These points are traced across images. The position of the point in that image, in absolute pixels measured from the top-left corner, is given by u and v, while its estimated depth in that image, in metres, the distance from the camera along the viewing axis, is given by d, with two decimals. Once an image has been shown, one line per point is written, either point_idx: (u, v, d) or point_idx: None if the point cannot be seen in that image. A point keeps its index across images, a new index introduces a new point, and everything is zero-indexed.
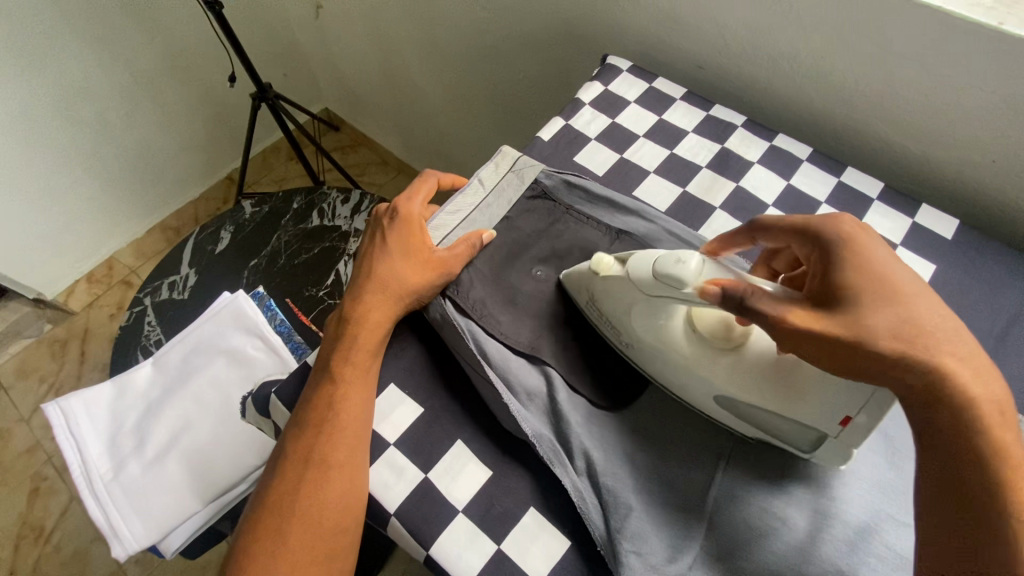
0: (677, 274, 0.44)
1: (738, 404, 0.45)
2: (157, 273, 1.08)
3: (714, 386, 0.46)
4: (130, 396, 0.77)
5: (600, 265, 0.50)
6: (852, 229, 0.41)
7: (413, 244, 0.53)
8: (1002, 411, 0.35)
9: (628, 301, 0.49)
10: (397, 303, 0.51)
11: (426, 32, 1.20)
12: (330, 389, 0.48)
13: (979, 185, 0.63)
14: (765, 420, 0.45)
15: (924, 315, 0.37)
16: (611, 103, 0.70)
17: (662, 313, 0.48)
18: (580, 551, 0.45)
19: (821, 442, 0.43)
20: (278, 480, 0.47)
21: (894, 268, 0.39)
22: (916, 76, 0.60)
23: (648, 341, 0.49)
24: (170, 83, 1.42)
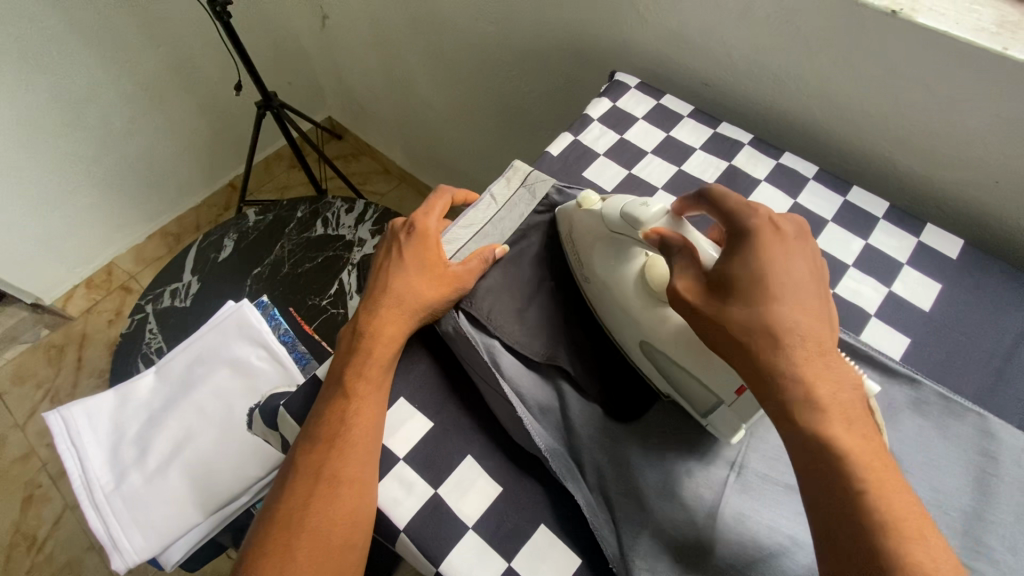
0: (637, 214, 0.47)
1: (656, 354, 0.49)
2: (159, 280, 1.08)
3: (644, 331, 0.49)
4: (133, 405, 0.76)
5: (585, 201, 0.53)
6: (765, 220, 0.42)
7: (428, 259, 0.53)
8: (855, 402, 0.38)
9: (595, 235, 0.52)
10: (409, 317, 0.51)
11: (432, 44, 1.21)
12: (343, 404, 0.48)
13: (983, 205, 0.64)
14: (678, 379, 0.48)
15: (793, 311, 0.40)
16: (619, 119, 0.71)
17: (622, 253, 0.51)
18: (591, 568, 0.44)
19: (717, 408, 0.46)
20: (288, 495, 0.46)
21: (782, 265, 0.41)
22: (922, 98, 0.60)
23: (602, 277, 0.51)
24: (175, 90, 1.42)
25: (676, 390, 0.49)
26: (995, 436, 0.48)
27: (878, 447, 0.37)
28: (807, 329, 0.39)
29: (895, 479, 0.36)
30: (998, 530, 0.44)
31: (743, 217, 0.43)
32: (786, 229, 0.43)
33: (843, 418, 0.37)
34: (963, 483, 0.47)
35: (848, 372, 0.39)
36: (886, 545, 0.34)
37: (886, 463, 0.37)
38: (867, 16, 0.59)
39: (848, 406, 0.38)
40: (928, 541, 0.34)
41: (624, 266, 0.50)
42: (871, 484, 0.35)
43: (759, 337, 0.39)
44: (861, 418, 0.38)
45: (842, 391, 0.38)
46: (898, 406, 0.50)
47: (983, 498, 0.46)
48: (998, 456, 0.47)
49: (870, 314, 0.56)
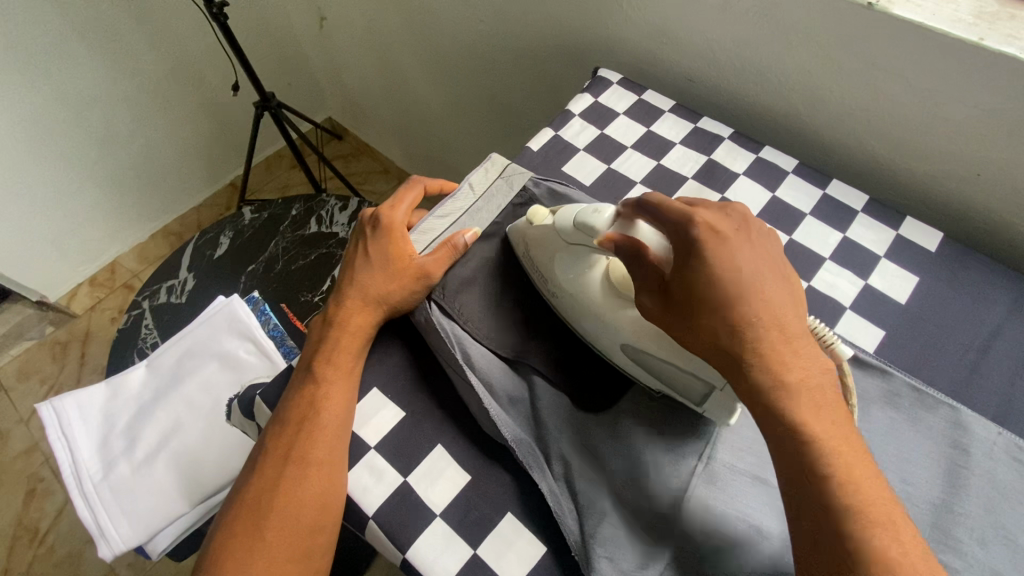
0: (592, 222, 0.48)
1: (640, 352, 0.48)
2: (156, 276, 1.10)
3: (622, 334, 0.48)
4: (123, 396, 0.78)
5: (535, 216, 0.54)
6: (703, 225, 0.42)
7: (396, 251, 0.55)
8: (821, 388, 0.39)
9: (552, 247, 0.51)
10: (377, 307, 0.53)
11: (426, 44, 1.22)
12: (312, 389, 0.49)
13: (965, 198, 0.63)
14: (667, 373, 0.47)
15: (760, 305, 0.40)
16: (600, 114, 0.71)
17: (582, 262, 0.50)
18: (555, 556, 0.45)
19: (709, 394, 0.45)
20: (256, 478, 0.47)
21: (733, 266, 0.41)
22: (900, 90, 0.60)
23: (568, 288, 0.51)
24: (176, 91, 1.45)
25: (663, 383, 0.48)
26: (967, 428, 0.48)
27: (849, 432, 0.39)
28: (774, 320, 0.40)
29: (865, 464, 0.38)
30: (968, 521, 0.44)
31: (681, 225, 0.43)
32: (725, 228, 0.42)
33: (814, 406, 0.39)
34: (934, 474, 0.46)
35: (816, 358, 0.40)
36: (856, 531, 0.35)
37: (855, 449, 0.38)
38: (844, 9, 0.58)
39: (815, 393, 0.39)
40: (899, 525, 0.36)
41: (587, 272, 0.50)
42: (842, 473, 0.37)
43: (730, 332, 0.40)
44: (831, 404, 0.39)
45: (808, 378, 0.39)
46: (872, 399, 0.50)
47: (954, 490, 0.45)
48: (970, 448, 0.47)
49: (845, 306, 0.56)
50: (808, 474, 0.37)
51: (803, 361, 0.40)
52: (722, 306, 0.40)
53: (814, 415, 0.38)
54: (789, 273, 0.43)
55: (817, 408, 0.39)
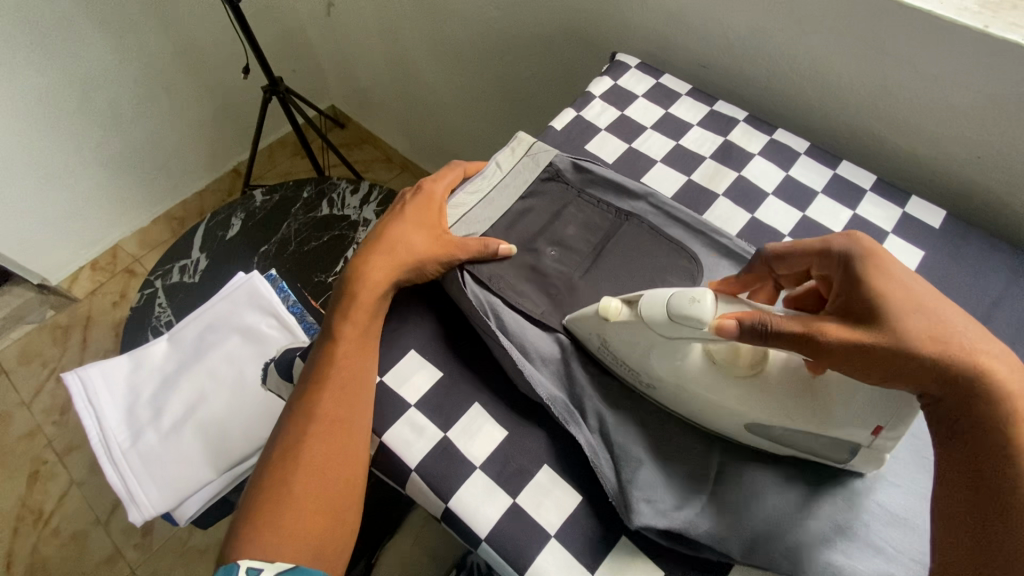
0: (696, 313, 0.43)
1: (770, 430, 0.46)
2: (168, 256, 1.10)
3: (746, 417, 0.46)
4: (146, 368, 0.79)
5: (607, 310, 0.48)
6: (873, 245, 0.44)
7: (426, 223, 0.58)
8: None
9: (642, 341, 0.47)
10: (398, 273, 0.55)
11: (436, 29, 1.23)
12: (333, 346, 0.53)
13: (966, 179, 0.67)
14: (795, 441, 0.45)
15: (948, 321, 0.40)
16: (620, 96, 0.74)
17: (676, 352, 0.47)
18: (592, 504, 0.47)
19: (857, 450, 0.44)
20: (286, 427, 0.51)
21: (917, 284, 0.41)
22: (907, 76, 0.64)
23: (669, 380, 0.48)
24: (182, 74, 1.44)
25: (800, 448, 0.46)
26: None
27: None
28: (978, 343, 0.39)
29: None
30: None
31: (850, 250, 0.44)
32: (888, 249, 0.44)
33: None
34: None
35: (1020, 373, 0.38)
36: None
37: None
38: None
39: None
40: None
41: (684, 359, 0.47)
42: None
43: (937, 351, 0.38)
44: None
45: (1019, 394, 0.37)
46: None
47: None
48: None
49: None
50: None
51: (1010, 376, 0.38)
52: (918, 319, 0.40)
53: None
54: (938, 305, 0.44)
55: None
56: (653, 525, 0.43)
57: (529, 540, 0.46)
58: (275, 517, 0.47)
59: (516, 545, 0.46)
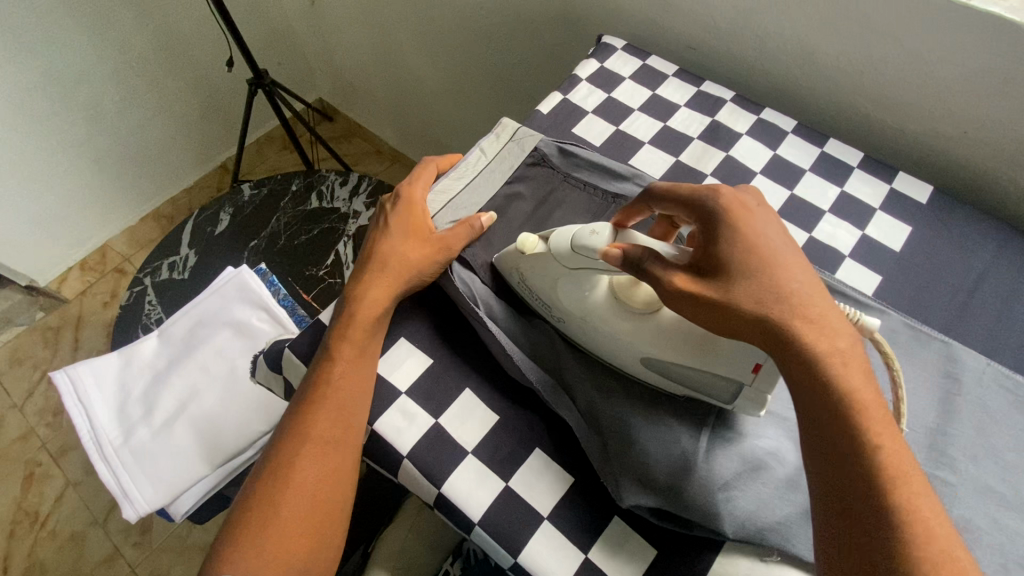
0: (590, 244, 0.46)
1: (662, 365, 0.48)
2: (157, 253, 1.09)
3: (641, 349, 0.48)
4: (137, 366, 0.78)
5: (524, 245, 0.50)
6: (729, 196, 0.43)
7: (414, 228, 0.56)
8: (857, 358, 0.39)
9: (552, 275, 0.50)
10: (391, 282, 0.54)
11: (422, 17, 1.22)
12: (329, 366, 0.50)
13: (953, 154, 0.67)
14: (684, 376, 0.47)
15: (784, 275, 0.40)
16: (607, 79, 0.73)
17: (583, 285, 0.50)
18: (584, 486, 0.48)
19: (739, 393, 0.46)
20: (276, 452, 0.49)
21: (762, 238, 0.41)
22: (892, 51, 0.63)
23: (576, 313, 0.50)
24: (166, 69, 1.42)
25: (688, 385, 0.48)
26: (959, 360, 0.51)
27: (879, 409, 0.38)
28: (811, 301, 0.40)
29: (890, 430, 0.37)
30: (961, 441, 0.48)
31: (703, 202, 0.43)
32: (750, 202, 0.43)
33: (858, 372, 0.38)
34: (931, 402, 0.50)
35: (840, 329, 0.39)
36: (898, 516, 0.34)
37: (887, 418, 0.37)
38: None
39: (850, 365, 0.38)
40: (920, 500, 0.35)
41: (591, 293, 0.50)
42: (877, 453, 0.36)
43: (771, 310, 0.39)
44: (863, 377, 0.38)
45: (842, 350, 0.38)
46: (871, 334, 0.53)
47: (949, 414, 0.49)
48: (962, 377, 0.51)
49: (844, 255, 0.59)
50: (856, 458, 0.36)
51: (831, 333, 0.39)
52: (751, 279, 0.40)
53: (855, 387, 0.38)
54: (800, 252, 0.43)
55: (854, 380, 0.38)
56: (642, 503, 0.44)
57: (521, 523, 0.46)
58: (274, 525, 0.46)
59: (508, 528, 0.46)
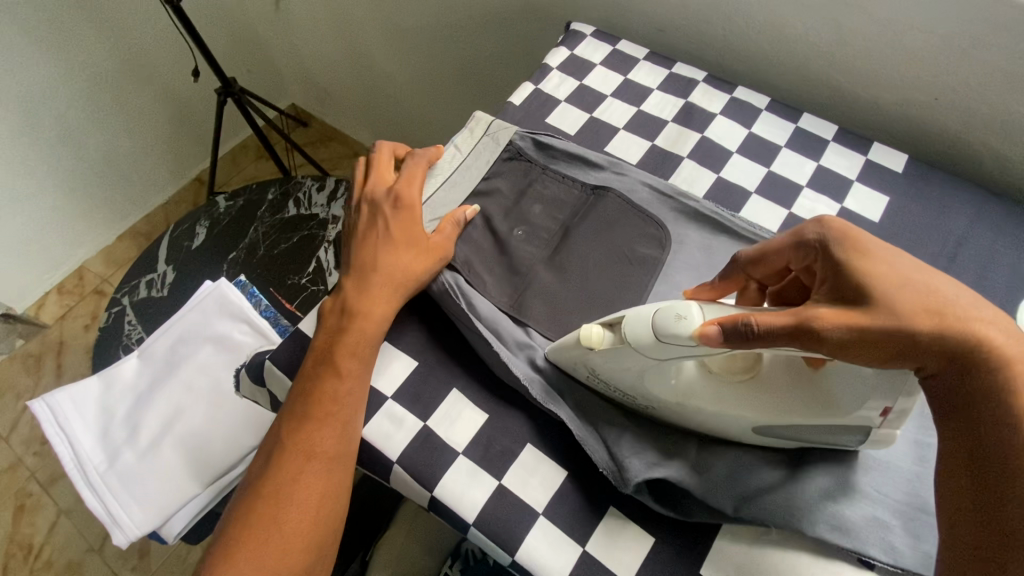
0: (679, 331, 0.40)
1: (781, 431, 0.43)
2: (133, 272, 1.07)
3: (753, 420, 0.43)
4: (118, 388, 0.77)
5: (588, 339, 0.44)
6: (838, 225, 0.41)
7: (408, 233, 0.54)
8: None
9: (635, 369, 0.44)
10: (388, 293, 0.52)
11: (388, 14, 1.19)
12: (335, 383, 0.48)
13: (925, 121, 0.67)
14: (801, 433, 0.43)
15: (948, 292, 0.37)
16: (578, 66, 0.72)
17: (669, 372, 0.44)
18: (577, 477, 0.47)
19: (868, 435, 0.42)
20: (272, 474, 0.46)
21: (903, 258, 0.38)
22: (859, 22, 0.63)
23: (671, 400, 0.45)
24: (131, 82, 1.39)
25: (804, 441, 0.44)
26: None
27: None
28: (979, 312, 0.36)
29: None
30: None
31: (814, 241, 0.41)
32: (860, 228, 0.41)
33: None
34: None
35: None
36: None
37: None
38: None
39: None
40: None
41: (676, 375, 0.45)
42: None
43: (939, 329, 0.35)
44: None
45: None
46: None
47: None
48: None
49: None
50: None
51: (1022, 345, 0.34)
52: (910, 293, 0.36)
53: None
54: None
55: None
56: (648, 476, 0.44)
57: (517, 520, 0.45)
58: (278, 546, 0.44)
59: (504, 527, 0.45)
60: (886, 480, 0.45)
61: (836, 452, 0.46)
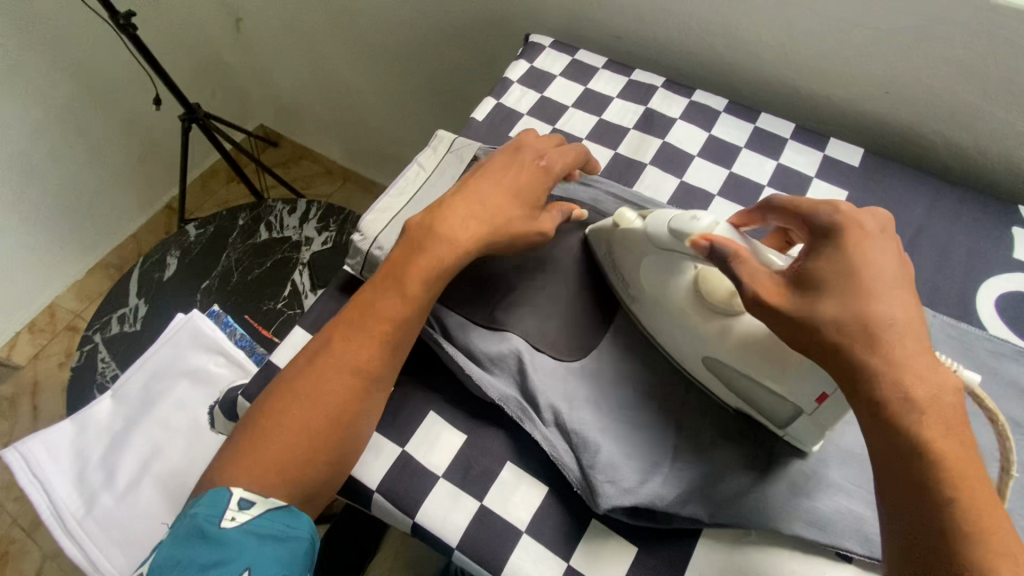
0: (687, 228, 0.44)
1: (725, 368, 0.47)
2: (104, 308, 1.05)
3: (705, 348, 0.47)
4: (92, 431, 0.75)
5: (621, 220, 0.51)
6: (849, 215, 0.40)
7: (496, 209, 0.50)
8: (953, 408, 0.35)
9: (639, 252, 0.50)
10: (488, 234, 0.49)
11: (352, 32, 1.19)
12: (397, 314, 0.47)
13: (878, 114, 0.69)
14: (748, 390, 0.46)
15: (896, 308, 0.37)
16: (538, 78, 0.73)
17: (672, 270, 0.48)
18: (559, 493, 0.47)
19: (798, 417, 0.44)
20: (305, 378, 0.45)
21: (875, 267, 0.38)
22: (808, 21, 0.65)
23: (654, 298, 0.50)
24: (92, 112, 1.36)
25: (748, 401, 0.47)
26: None
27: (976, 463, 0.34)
28: (910, 336, 0.36)
29: (986, 485, 0.34)
30: None
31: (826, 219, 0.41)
32: (871, 224, 0.40)
33: (948, 429, 0.34)
34: None
35: (946, 374, 0.36)
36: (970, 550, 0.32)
37: (981, 476, 0.34)
38: None
39: (948, 412, 0.35)
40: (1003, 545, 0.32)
41: (675, 279, 0.48)
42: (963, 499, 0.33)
43: (855, 334, 0.36)
44: (965, 430, 0.35)
45: (941, 394, 0.35)
46: None
47: None
48: None
49: None
50: (938, 502, 0.33)
51: (934, 374, 0.35)
52: (855, 305, 0.37)
53: (945, 432, 0.34)
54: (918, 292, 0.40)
55: (948, 427, 0.35)
56: (619, 504, 0.44)
57: (500, 540, 0.45)
58: (283, 455, 0.43)
59: (488, 548, 0.45)
60: (862, 472, 0.46)
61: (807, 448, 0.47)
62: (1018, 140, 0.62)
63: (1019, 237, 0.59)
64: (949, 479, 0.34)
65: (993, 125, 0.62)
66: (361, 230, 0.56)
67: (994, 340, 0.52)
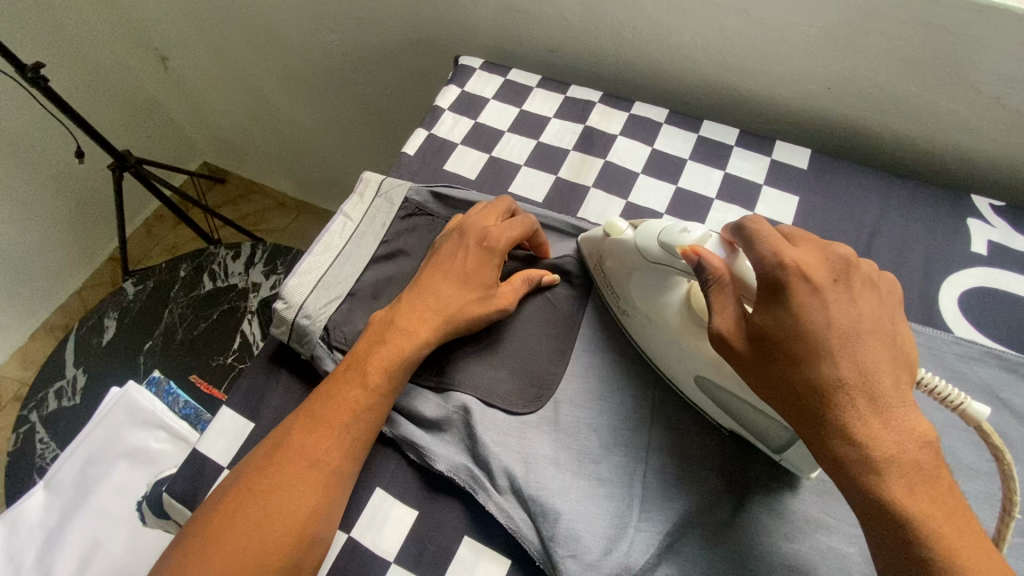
0: (677, 242, 0.43)
1: (715, 389, 0.44)
2: (38, 383, 0.97)
3: (697, 368, 0.45)
4: (24, 529, 0.69)
5: (612, 229, 0.49)
6: (793, 269, 0.37)
7: (461, 292, 0.49)
8: (917, 462, 0.33)
9: (630, 266, 0.48)
10: (443, 323, 0.48)
11: (285, 64, 1.13)
12: (359, 397, 0.44)
13: (822, 112, 0.67)
14: (739, 411, 0.44)
15: (844, 365, 0.35)
16: (470, 104, 0.69)
17: (663, 284, 0.47)
18: (521, 565, 0.43)
19: (792, 444, 0.41)
20: (252, 473, 0.42)
21: (820, 323, 0.36)
22: (743, 23, 0.62)
23: (643, 311, 0.48)
24: (14, 172, 1.22)
25: (737, 423, 0.45)
26: None
27: (953, 509, 0.32)
28: (865, 383, 0.34)
29: (971, 542, 0.31)
30: None
31: (767, 265, 0.38)
32: (818, 276, 0.37)
33: (914, 479, 0.32)
34: None
35: (910, 427, 0.33)
36: None
37: (959, 526, 0.32)
38: None
39: (912, 470, 0.33)
40: None
41: (665, 293, 0.47)
42: (935, 548, 0.31)
43: (805, 386, 0.35)
44: (939, 480, 0.33)
45: (902, 453, 0.33)
46: None
47: None
48: None
49: None
50: (909, 546, 0.32)
51: (894, 433, 0.33)
52: (806, 350, 0.36)
53: (909, 491, 0.32)
54: (895, 339, 0.36)
55: (913, 487, 0.32)
56: None
57: None
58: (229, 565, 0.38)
59: None
60: (840, 502, 0.43)
61: (780, 482, 0.44)
62: (962, 127, 0.61)
63: (975, 228, 0.57)
64: (922, 540, 0.31)
65: (937, 113, 0.61)
66: (285, 296, 0.51)
67: (961, 343, 0.50)
